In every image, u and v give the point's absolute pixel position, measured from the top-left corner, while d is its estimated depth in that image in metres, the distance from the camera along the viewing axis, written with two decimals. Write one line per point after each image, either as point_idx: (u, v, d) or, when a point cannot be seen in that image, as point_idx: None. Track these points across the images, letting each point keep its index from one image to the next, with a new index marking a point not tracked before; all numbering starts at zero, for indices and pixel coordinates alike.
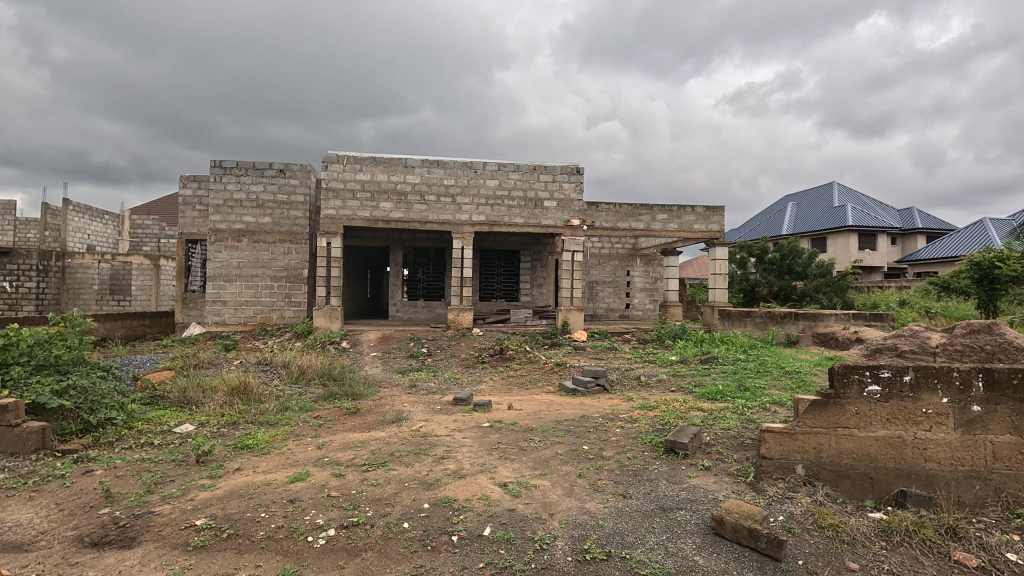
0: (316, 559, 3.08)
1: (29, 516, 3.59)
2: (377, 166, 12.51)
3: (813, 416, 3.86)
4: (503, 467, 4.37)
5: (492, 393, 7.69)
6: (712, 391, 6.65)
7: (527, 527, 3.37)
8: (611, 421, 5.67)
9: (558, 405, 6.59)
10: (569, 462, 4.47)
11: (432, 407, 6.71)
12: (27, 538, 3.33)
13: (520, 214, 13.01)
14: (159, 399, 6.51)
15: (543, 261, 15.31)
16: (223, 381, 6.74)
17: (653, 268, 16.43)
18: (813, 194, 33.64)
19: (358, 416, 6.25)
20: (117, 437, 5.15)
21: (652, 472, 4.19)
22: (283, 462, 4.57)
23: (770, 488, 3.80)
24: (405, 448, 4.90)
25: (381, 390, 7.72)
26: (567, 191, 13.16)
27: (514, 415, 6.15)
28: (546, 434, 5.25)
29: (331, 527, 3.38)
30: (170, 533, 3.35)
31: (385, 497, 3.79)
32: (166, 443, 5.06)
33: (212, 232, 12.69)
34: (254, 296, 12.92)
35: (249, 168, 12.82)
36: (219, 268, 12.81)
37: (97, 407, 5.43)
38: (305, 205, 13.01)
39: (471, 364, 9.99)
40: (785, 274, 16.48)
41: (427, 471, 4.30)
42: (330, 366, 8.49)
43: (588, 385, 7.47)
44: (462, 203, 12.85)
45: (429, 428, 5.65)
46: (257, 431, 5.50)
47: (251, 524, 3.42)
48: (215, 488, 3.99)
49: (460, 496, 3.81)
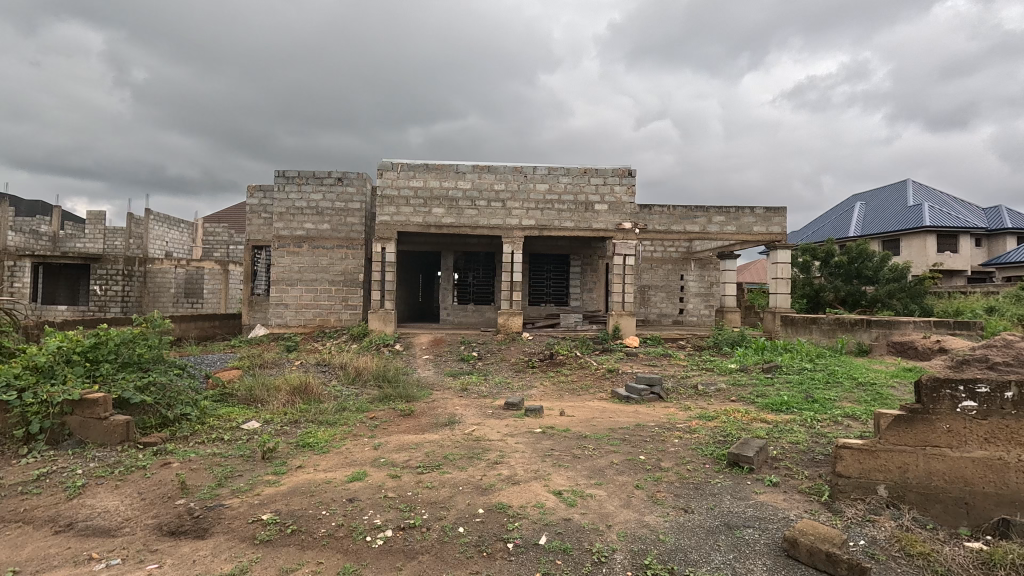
0: (374, 560, 3.12)
1: (115, 504, 3.85)
2: (429, 173, 12.76)
3: (896, 432, 3.57)
4: (557, 475, 4.29)
5: (543, 399, 7.63)
6: (776, 402, 6.29)
7: (584, 538, 3.28)
8: (669, 431, 5.47)
9: (613, 413, 6.44)
10: (626, 473, 4.33)
11: (484, 411, 6.73)
12: (114, 524, 3.58)
13: (570, 218, 12.90)
14: (228, 397, 6.87)
15: (593, 265, 15.14)
16: (286, 381, 7.04)
17: (708, 272, 15.86)
18: (885, 194, 31.39)
19: (412, 418, 6.36)
20: (191, 432, 5.48)
21: (714, 486, 4.00)
22: (342, 461, 4.70)
23: (848, 510, 3.52)
24: (458, 451, 4.94)
25: (433, 393, 7.84)
26: (619, 194, 12.91)
27: (567, 422, 6.06)
28: (601, 443, 5.13)
29: (389, 528, 3.42)
30: (239, 526, 3.50)
31: (440, 501, 3.81)
32: (235, 439, 5.33)
33: (276, 238, 13.37)
34: (314, 299, 13.46)
35: (310, 177, 13.43)
36: (282, 273, 13.46)
37: (173, 403, 5.81)
38: (361, 212, 13.46)
39: (521, 368, 9.98)
40: (853, 279, 15.55)
41: (480, 476, 4.29)
42: (384, 368, 8.71)
43: (642, 393, 7.25)
44: (512, 207, 12.88)
45: (481, 432, 5.66)
46: (318, 430, 5.71)
47: (312, 521, 3.52)
48: (279, 485, 4.15)
49: (515, 502, 3.77)
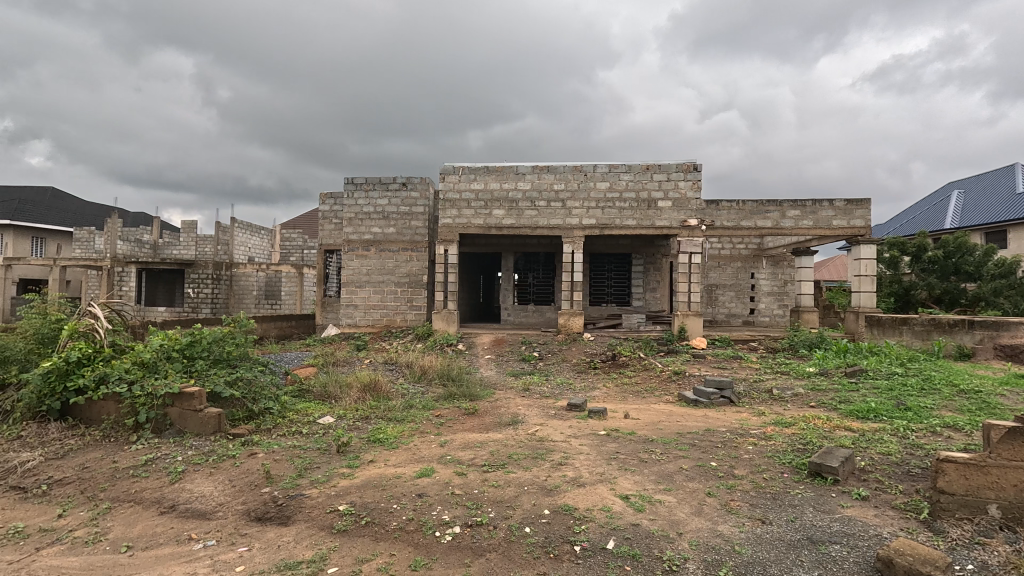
0: (444, 555, 3.19)
1: (210, 489, 4.20)
2: (489, 175, 12.93)
3: (1011, 447, 3.24)
4: (624, 479, 4.20)
5: (606, 401, 7.50)
6: (862, 409, 5.83)
7: (654, 545, 3.20)
8: (742, 437, 5.21)
9: (680, 417, 6.22)
10: (696, 479, 4.17)
11: (547, 412, 6.71)
12: (209, 508, 3.90)
13: (632, 216, 12.62)
14: (306, 392, 7.30)
15: (656, 264, 14.71)
16: (357, 379, 7.38)
17: (782, 270, 14.97)
18: (988, 180, 28.28)
19: (476, 417, 6.46)
20: (274, 425, 5.87)
21: (793, 497, 3.76)
22: (411, 457, 4.86)
23: (953, 530, 3.19)
24: (522, 451, 4.96)
25: (496, 393, 7.92)
26: (683, 190, 12.47)
27: (632, 425, 5.92)
28: (668, 447, 4.97)
29: (457, 525, 3.49)
30: (318, 515, 3.70)
31: (506, 500, 3.84)
32: (312, 433, 5.65)
33: (346, 243, 14.05)
34: (381, 300, 14.01)
35: (376, 183, 14.00)
36: (352, 276, 14.11)
37: (258, 398, 6.26)
38: (425, 215, 13.87)
39: (583, 369, 9.87)
40: (949, 276, 14.17)
41: (545, 476, 4.28)
42: (449, 367, 8.90)
43: (711, 397, 6.94)
44: (572, 207, 12.77)
45: (545, 433, 5.64)
46: (387, 426, 5.93)
47: (384, 514, 3.66)
48: (353, 478, 4.35)
49: (581, 505, 3.73)
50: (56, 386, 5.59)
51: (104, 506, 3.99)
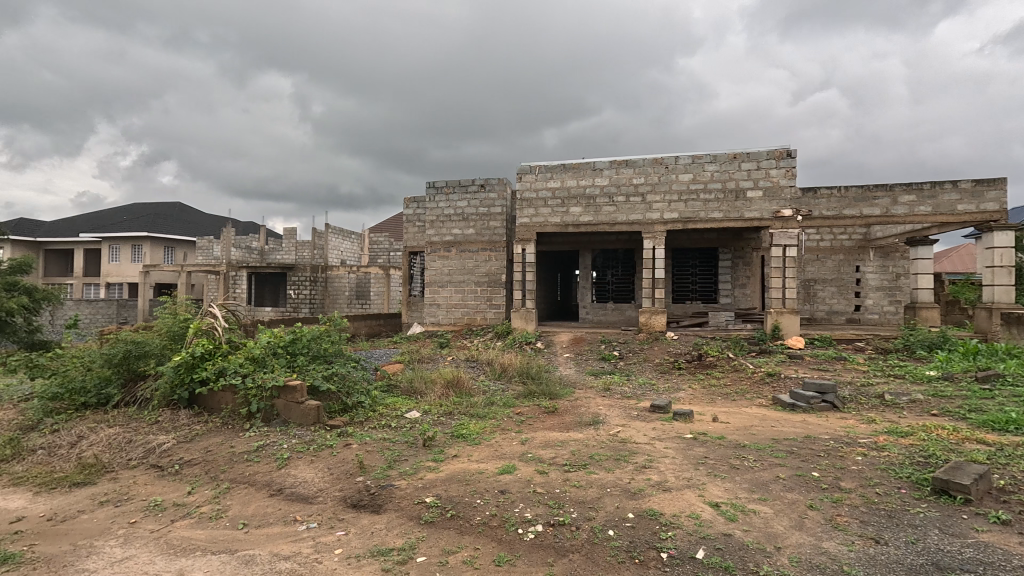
0: (527, 552, 3.21)
1: (312, 476, 4.55)
2: (566, 173, 12.86)
3: None
4: (713, 486, 3.99)
5: (692, 403, 7.18)
6: (998, 419, 5.10)
7: (748, 557, 3.01)
8: (848, 446, 4.76)
9: (775, 422, 5.80)
10: (795, 490, 3.86)
11: (628, 413, 6.55)
12: (311, 493, 4.22)
13: (718, 208, 11.95)
14: (394, 387, 7.69)
15: (746, 259, 13.84)
16: (441, 375, 7.65)
17: (893, 262, 13.48)
18: None
19: (556, 416, 6.45)
20: (366, 417, 6.24)
21: (914, 516, 3.36)
22: (493, 454, 4.95)
23: None
24: (604, 452, 4.87)
25: (575, 392, 7.87)
26: (776, 178, 11.61)
27: (721, 429, 5.62)
28: (763, 454, 4.65)
29: (539, 523, 3.50)
30: (407, 506, 3.88)
31: (588, 501, 3.79)
32: (400, 426, 5.94)
33: (429, 244, 14.61)
34: (462, 299, 14.41)
35: (456, 186, 14.42)
36: (434, 276, 14.66)
37: (351, 391, 6.69)
38: (503, 215, 14.07)
39: (666, 369, 9.52)
40: None
41: (629, 479, 4.17)
42: (528, 365, 8.97)
43: (811, 401, 6.40)
44: (653, 201, 12.35)
45: (627, 434, 5.51)
46: (470, 422, 6.10)
47: (469, 509, 3.76)
48: (438, 471, 4.52)
49: (667, 510, 3.59)
50: (185, 377, 6.33)
51: (224, 486, 4.46)
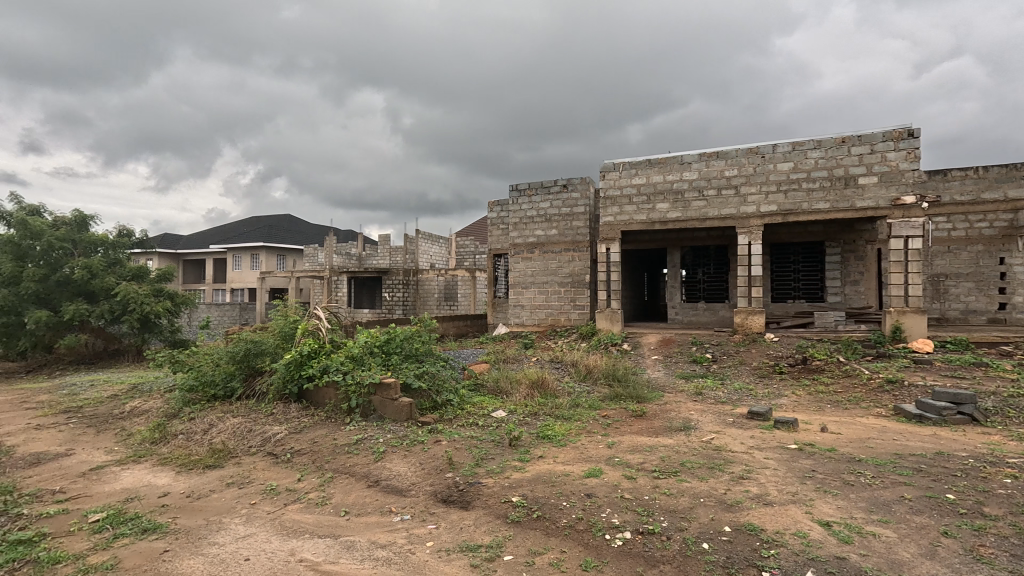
0: (615, 559, 3.13)
1: (405, 469, 4.78)
2: (652, 168, 12.43)
3: None
4: (822, 502, 3.64)
5: (797, 410, 6.60)
6: None
7: None
8: (993, 466, 4.11)
9: (898, 435, 5.17)
10: (925, 513, 3.41)
11: (724, 419, 6.16)
12: (405, 486, 4.44)
13: (824, 197, 10.92)
14: (480, 387, 7.88)
15: (858, 252, 12.50)
16: (526, 376, 7.71)
17: None
18: None
19: (644, 420, 6.23)
20: (454, 415, 6.46)
21: None
22: (579, 456, 4.89)
23: None
24: (697, 460, 4.63)
25: (665, 395, 7.55)
26: (894, 161, 10.37)
27: (832, 440, 5.11)
28: (883, 471, 4.16)
29: (627, 530, 3.40)
30: (494, 504, 3.95)
31: (680, 510, 3.62)
32: (487, 425, 6.07)
33: (512, 246, 14.81)
34: (545, 300, 14.43)
35: (539, 187, 14.50)
36: (518, 277, 14.83)
37: (440, 390, 6.95)
38: (586, 215, 13.92)
39: (766, 374, 8.84)
40: None
41: (725, 490, 3.92)
42: (614, 367, 8.76)
43: (944, 413, 5.61)
44: (748, 193, 11.56)
45: (722, 441, 5.19)
46: (555, 423, 6.08)
47: (555, 510, 3.74)
48: (525, 471, 4.55)
49: (769, 526, 3.33)
50: (295, 373, 6.95)
51: (328, 475, 4.82)
